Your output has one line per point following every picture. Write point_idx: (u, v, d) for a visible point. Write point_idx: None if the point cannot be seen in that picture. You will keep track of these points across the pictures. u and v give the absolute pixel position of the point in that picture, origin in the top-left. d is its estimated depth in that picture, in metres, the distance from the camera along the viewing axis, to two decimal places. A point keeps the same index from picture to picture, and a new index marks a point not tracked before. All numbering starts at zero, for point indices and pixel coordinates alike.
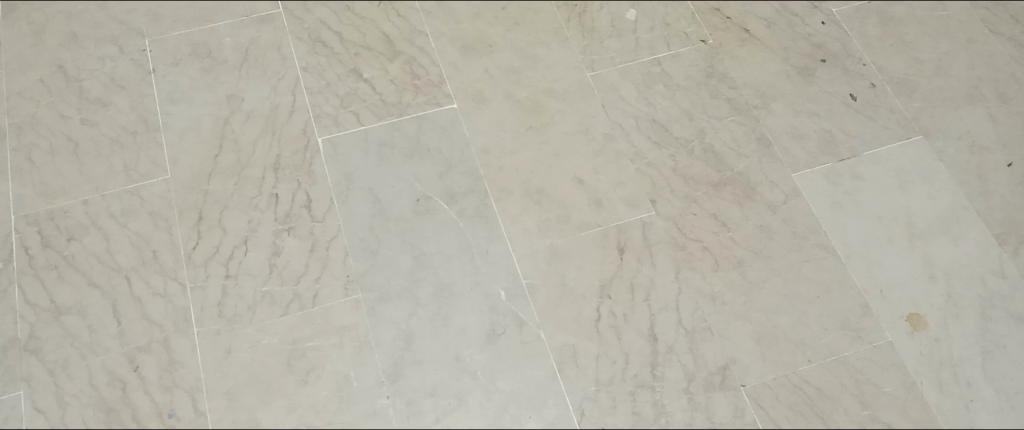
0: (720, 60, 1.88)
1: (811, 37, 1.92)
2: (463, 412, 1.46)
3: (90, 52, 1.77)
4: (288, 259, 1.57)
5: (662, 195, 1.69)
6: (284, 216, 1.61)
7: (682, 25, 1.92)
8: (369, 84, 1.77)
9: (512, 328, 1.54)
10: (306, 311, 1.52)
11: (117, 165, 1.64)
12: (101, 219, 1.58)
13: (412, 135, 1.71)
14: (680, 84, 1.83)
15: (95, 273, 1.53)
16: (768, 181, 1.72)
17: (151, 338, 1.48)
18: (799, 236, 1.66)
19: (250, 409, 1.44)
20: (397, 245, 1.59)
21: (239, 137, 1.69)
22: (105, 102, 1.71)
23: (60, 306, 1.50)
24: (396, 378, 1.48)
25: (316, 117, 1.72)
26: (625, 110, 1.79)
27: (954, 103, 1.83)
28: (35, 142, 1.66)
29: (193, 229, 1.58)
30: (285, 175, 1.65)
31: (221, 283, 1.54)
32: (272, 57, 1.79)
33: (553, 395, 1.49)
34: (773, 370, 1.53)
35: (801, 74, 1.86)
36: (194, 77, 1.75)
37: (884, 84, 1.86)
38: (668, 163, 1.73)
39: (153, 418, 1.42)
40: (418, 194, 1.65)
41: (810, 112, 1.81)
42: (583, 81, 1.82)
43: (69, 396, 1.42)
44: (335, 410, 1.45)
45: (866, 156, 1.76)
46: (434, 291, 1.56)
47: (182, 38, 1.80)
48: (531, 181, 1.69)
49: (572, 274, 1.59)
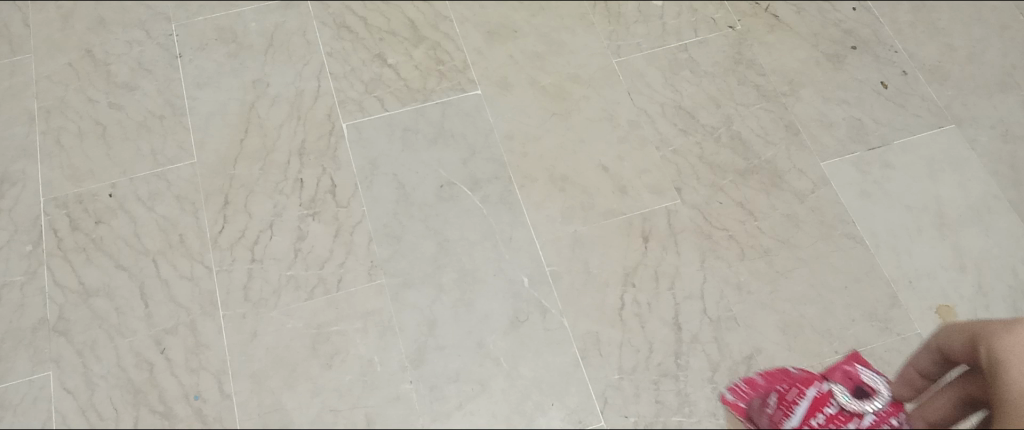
0: (749, 46, 1.85)
1: (841, 24, 1.89)
2: (486, 398, 1.46)
3: (118, 37, 1.78)
4: (312, 244, 1.57)
5: (688, 183, 1.68)
6: (309, 201, 1.62)
7: (711, 11, 1.89)
8: (394, 70, 1.77)
9: (535, 315, 1.53)
10: (331, 295, 1.53)
11: (144, 149, 1.66)
12: (128, 203, 1.60)
13: (436, 121, 1.71)
14: (707, 71, 1.81)
15: (123, 256, 1.54)
16: (796, 169, 1.70)
17: (178, 321, 1.49)
18: (826, 226, 1.64)
19: (275, 392, 1.45)
20: (421, 231, 1.59)
21: (264, 122, 1.69)
22: (132, 86, 1.72)
23: (88, 288, 1.51)
24: (419, 363, 1.48)
25: (341, 103, 1.72)
26: (651, 97, 1.77)
27: (988, 91, 1.79)
28: (64, 125, 1.67)
29: (219, 214, 1.59)
30: (310, 160, 1.66)
31: (246, 267, 1.55)
32: (297, 43, 1.79)
33: (576, 383, 1.48)
34: (799, 360, 1.51)
35: (830, 61, 1.83)
36: (220, 62, 1.76)
37: (915, 71, 1.82)
38: (694, 150, 1.71)
39: (179, 400, 1.43)
40: (442, 180, 1.65)
41: (840, 99, 1.78)
42: (609, 67, 1.80)
43: (97, 377, 1.44)
44: (359, 394, 1.45)
45: (896, 144, 1.73)
46: (457, 276, 1.56)
47: (209, 23, 1.80)
48: (555, 168, 1.68)
49: (596, 261, 1.58)
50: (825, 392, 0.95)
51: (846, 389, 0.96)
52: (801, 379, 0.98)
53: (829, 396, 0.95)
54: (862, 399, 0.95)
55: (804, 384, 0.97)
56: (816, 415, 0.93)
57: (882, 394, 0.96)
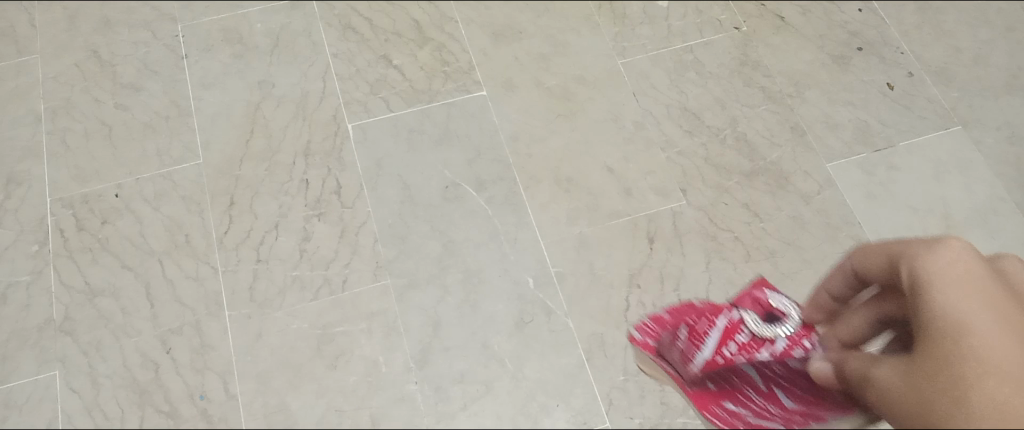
0: (754, 47, 1.85)
1: (847, 25, 1.89)
2: (491, 399, 1.46)
3: (124, 38, 1.78)
4: (317, 245, 1.57)
5: (693, 184, 1.67)
6: (314, 201, 1.62)
7: (716, 13, 1.89)
8: (399, 71, 1.77)
9: (540, 316, 1.53)
10: (336, 296, 1.53)
11: (150, 149, 1.66)
12: (134, 204, 1.60)
13: (441, 122, 1.71)
14: (712, 72, 1.81)
15: (129, 256, 1.55)
16: (802, 171, 1.69)
17: (183, 321, 1.49)
18: (832, 228, 1.64)
19: (280, 392, 1.45)
20: (426, 232, 1.59)
21: (269, 122, 1.69)
22: (138, 86, 1.73)
23: (93, 288, 1.51)
24: (424, 364, 1.48)
25: (346, 103, 1.72)
26: (656, 98, 1.77)
27: (994, 93, 1.79)
28: (70, 126, 1.67)
29: (225, 214, 1.60)
30: (315, 160, 1.66)
31: (251, 267, 1.55)
32: (303, 44, 1.79)
33: (581, 384, 1.48)
34: None
35: (836, 63, 1.83)
36: (226, 62, 1.76)
37: (921, 73, 1.82)
38: (700, 152, 1.71)
39: (184, 400, 1.43)
40: (447, 181, 1.65)
41: (846, 101, 1.78)
42: (614, 68, 1.80)
43: (103, 377, 1.44)
44: (364, 395, 1.45)
45: (903, 146, 1.73)
46: (463, 277, 1.56)
47: (214, 24, 1.80)
48: (560, 169, 1.67)
49: (601, 263, 1.58)
50: (737, 321, 0.92)
51: (759, 317, 0.91)
52: (715, 312, 0.96)
53: (739, 324, 0.91)
54: (770, 323, 0.89)
55: (716, 314, 0.96)
56: (728, 344, 0.89)
57: (792, 318, 0.89)
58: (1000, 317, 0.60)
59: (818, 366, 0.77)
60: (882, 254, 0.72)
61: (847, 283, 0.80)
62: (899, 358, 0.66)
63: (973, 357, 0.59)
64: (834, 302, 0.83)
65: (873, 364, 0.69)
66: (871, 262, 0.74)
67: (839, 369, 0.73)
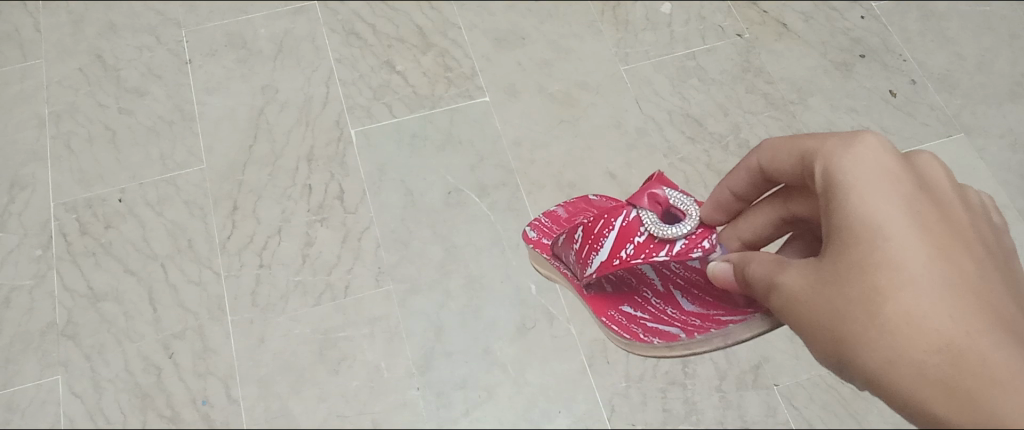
0: (757, 54, 1.85)
1: (850, 32, 1.89)
2: (493, 405, 1.46)
3: (128, 42, 1.79)
4: (320, 250, 1.58)
5: (696, 190, 1.67)
6: (317, 206, 1.62)
7: (719, 19, 1.89)
8: (402, 76, 1.77)
9: (542, 321, 1.53)
10: (338, 301, 1.53)
11: (154, 154, 1.66)
12: (138, 208, 1.60)
13: (444, 127, 1.71)
14: (715, 78, 1.81)
15: (131, 260, 1.55)
16: None
17: (186, 325, 1.49)
18: None
19: (283, 397, 1.45)
20: (429, 237, 1.60)
21: (273, 127, 1.70)
22: (142, 91, 1.73)
23: (96, 292, 1.52)
24: (426, 369, 1.48)
25: (350, 109, 1.73)
26: (659, 104, 1.77)
27: (997, 100, 1.79)
28: (74, 130, 1.68)
29: (228, 219, 1.60)
30: (318, 165, 1.66)
31: (254, 272, 1.55)
32: (306, 49, 1.80)
33: (582, 390, 1.48)
34: (806, 369, 1.51)
35: (838, 69, 1.83)
36: (229, 67, 1.76)
37: (924, 80, 1.82)
38: (702, 158, 1.71)
39: (187, 405, 1.43)
40: (450, 186, 1.65)
41: (848, 108, 1.78)
42: (617, 74, 1.80)
43: (105, 381, 1.44)
44: (365, 400, 1.45)
45: (905, 153, 1.73)
46: (465, 282, 1.56)
47: (218, 29, 1.81)
48: (563, 175, 1.68)
49: None
50: (635, 220, 1.05)
51: (655, 214, 1.03)
52: (613, 211, 1.09)
53: (637, 225, 1.05)
54: (670, 224, 1.01)
55: (613, 215, 1.08)
56: (627, 247, 1.06)
57: (692, 215, 1.00)
58: (908, 224, 0.71)
59: (717, 264, 0.90)
60: (798, 154, 0.81)
61: (750, 181, 0.90)
62: (805, 265, 0.77)
63: (884, 261, 0.70)
64: (735, 200, 0.94)
65: (778, 265, 0.80)
66: (784, 158, 0.83)
67: (741, 265, 0.86)
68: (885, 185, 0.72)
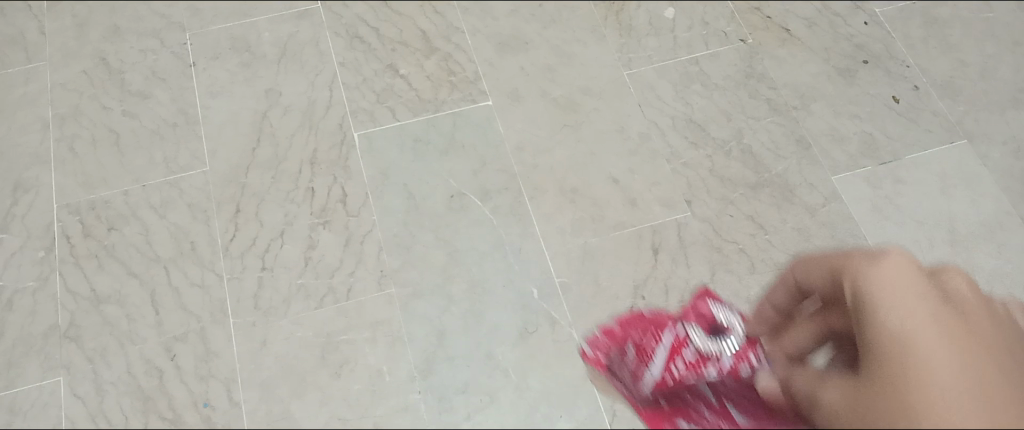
0: (760, 60, 1.85)
1: (853, 38, 1.89)
2: (495, 409, 1.46)
3: (133, 45, 1.80)
4: (322, 253, 1.58)
5: (698, 195, 1.67)
6: (320, 210, 1.62)
7: (722, 25, 1.89)
8: (406, 80, 1.77)
9: (544, 326, 1.53)
10: (341, 304, 1.53)
11: (157, 157, 1.67)
12: (141, 211, 1.61)
13: (447, 132, 1.72)
14: (718, 84, 1.81)
15: (134, 263, 1.55)
16: (807, 183, 1.69)
17: (188, 329, 1.49)
18: (837, 240, 1.63)
19: (284, 401, 1.45)
20: (431, 241, 1.60)
21: (276, 131, 1.70)
22: (146, 94, 1.74)
23: (99, 295, 1.52)
24: (428, 373, 1.48)
25: (353, 113, 1.73)
26: (661, 109, 1.77)
27: (1000, 107, 1.79)
28: (78, 133, 1.68)
29: (231, 222, 1.60)
30: (321, 169, 1.66)
31: (257, 275, 1.55)
32: (310, 52, 1.80)
33: (584, 395, 1.47)
34: None
35: (841, 75, 1.83)
36: (233, 71, 1.77)
37: (927, 87, 1.82)
38: (705, 163, 1.71)
39: (188, 408, 1.43)
40: (453, 190, 1.65)
41: (851, 114, 1.78)
42: (620, 79, 1.80)
43: (107, 384, 1.44)
44: (367, 404, 1.45)
45: (908, 159, 1.73)
46: (467, 287, 1.56)
47: (223, 33, 1.82)
48: (566, 179, 1.68)
49: (606, 273, 1.58)
50: (684, 339, 1.35)
51: (701, 335, 1.36)
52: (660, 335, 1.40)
53: (687, 341, 1.35)
54: (717, 339, 1.33)
55: (659, 334, 1.41)
56: (677, 358, 1.31)
57: (736, 330, 1.34)
58: (934, 326, 0.83)
59: (769, 383, 1.12)
60: (824, 272, 1.05)
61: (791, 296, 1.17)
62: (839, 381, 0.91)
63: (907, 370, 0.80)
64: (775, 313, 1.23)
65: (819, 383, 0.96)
66: (814, 275, 1.08)
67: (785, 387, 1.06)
68: (915, 295, 0.88)
